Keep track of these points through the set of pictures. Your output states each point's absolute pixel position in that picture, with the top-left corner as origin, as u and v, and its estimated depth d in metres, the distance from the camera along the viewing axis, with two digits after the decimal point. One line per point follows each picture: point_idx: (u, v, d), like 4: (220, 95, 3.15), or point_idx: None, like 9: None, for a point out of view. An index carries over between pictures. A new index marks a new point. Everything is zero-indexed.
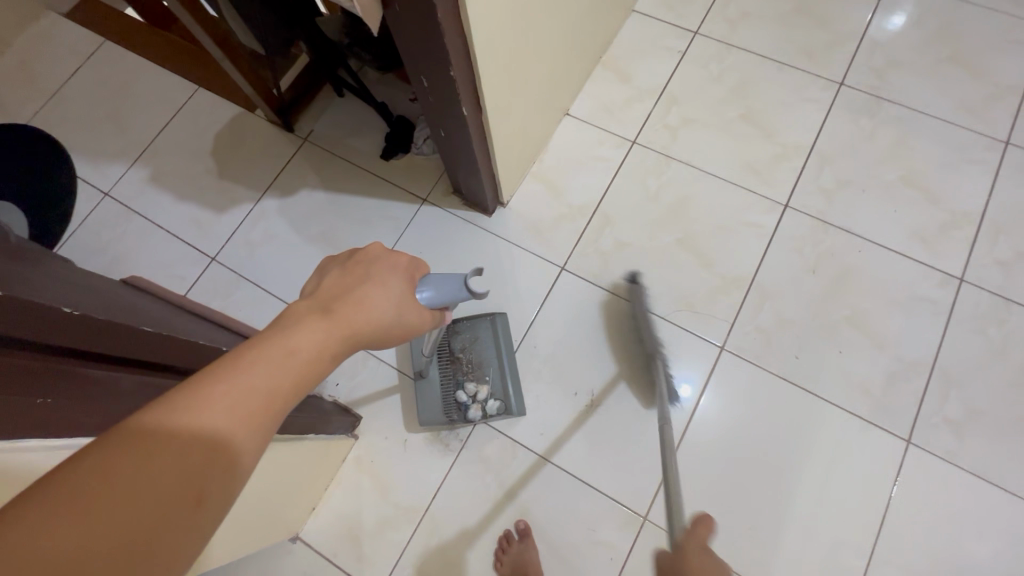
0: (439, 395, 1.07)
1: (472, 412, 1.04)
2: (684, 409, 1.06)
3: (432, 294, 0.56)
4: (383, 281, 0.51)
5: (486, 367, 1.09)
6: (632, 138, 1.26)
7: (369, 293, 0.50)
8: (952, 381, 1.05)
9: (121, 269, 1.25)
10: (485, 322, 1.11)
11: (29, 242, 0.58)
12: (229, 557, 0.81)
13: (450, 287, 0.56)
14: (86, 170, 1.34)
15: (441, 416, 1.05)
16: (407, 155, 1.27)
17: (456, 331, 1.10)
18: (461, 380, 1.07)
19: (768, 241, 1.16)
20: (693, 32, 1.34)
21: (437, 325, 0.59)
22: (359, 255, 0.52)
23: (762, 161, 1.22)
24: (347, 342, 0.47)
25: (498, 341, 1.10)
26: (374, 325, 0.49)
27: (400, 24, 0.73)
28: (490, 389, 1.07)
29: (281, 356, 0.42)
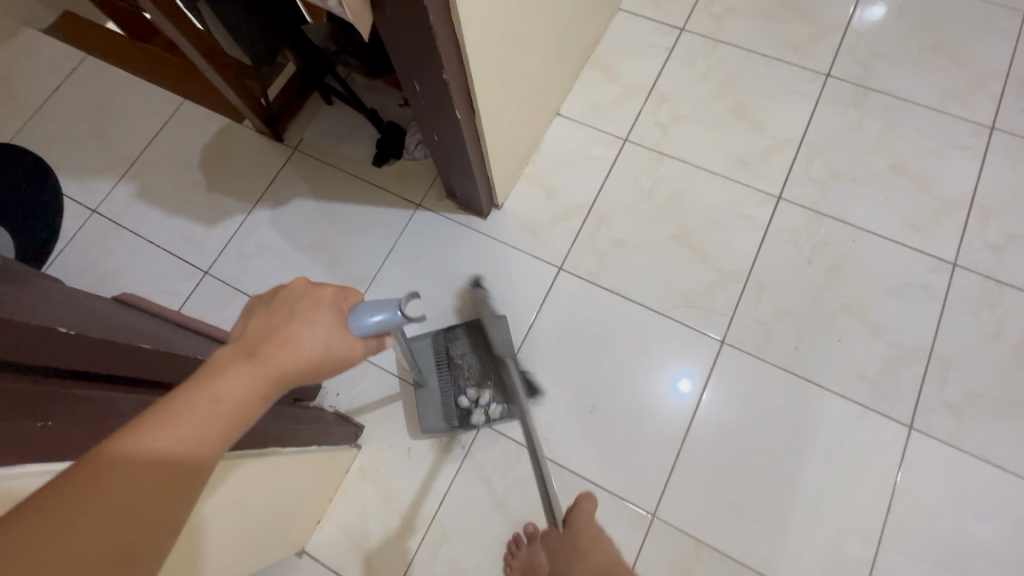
0: (440, 402, 1.06)
1: (474, 418, 1.03)
2: (687, 405, 1.07)
3: (369, 322, 0.53)
4: (311, 316, 0.50)
5: (487, 372, 1.07)
6: (623, 136, 1.26)
7: (298, 330, 0.49)
8: (950, 365, 1.06)
9: (111, 287, 1.22)
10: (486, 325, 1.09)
11: (17, 267, 0.59)
12: (241, 570, 0.81)
13: (386, 313, 0.53)
14: (72, 187, 1.32)
15: (442, 423, 1.05)
16: (399, 161, 1.27)
17: (455, 337, 1.09)
18: (461, 387, 1.06)
19: (762, 234, 1.17)
20: (679, 29, 1.35)
21: (373, 351, 0.56)
22: (282, 293, 0.51)
23: (753, 155, 1.23)
24: (276, 385, 0.47)
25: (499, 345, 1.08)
26: (306, 363, 0.49)
27: (390, 28, 0.73)
28: (492, 394, 1.04)
29: (208, 401, 0.43)
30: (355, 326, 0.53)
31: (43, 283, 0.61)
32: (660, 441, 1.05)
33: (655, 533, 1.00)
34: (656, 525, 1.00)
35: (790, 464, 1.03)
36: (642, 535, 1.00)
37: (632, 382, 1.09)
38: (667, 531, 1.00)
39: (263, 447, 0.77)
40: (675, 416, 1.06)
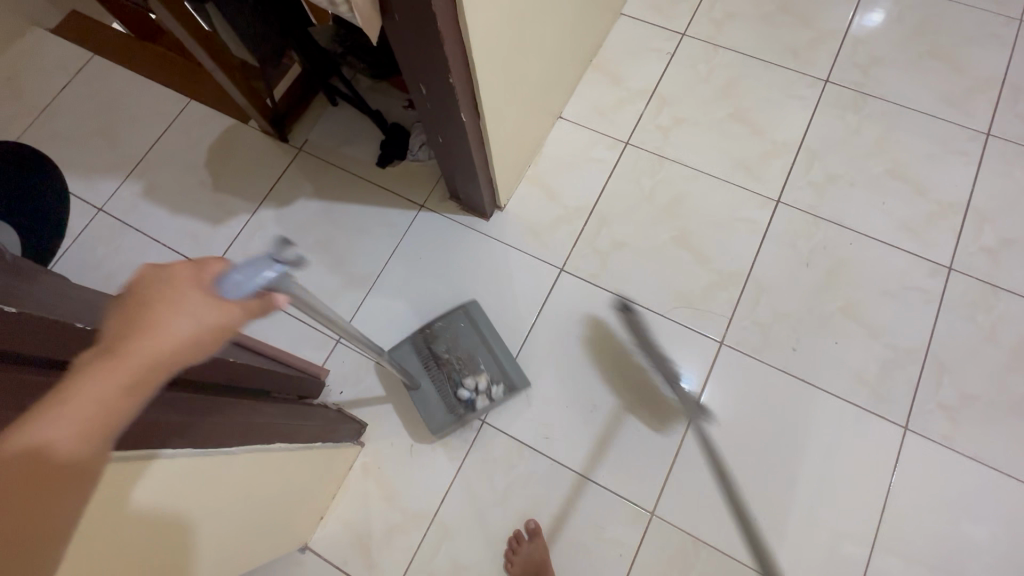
0: (439, 399, 1.08)
1: (478, 404, 1.08)
2: None
3: (244, 284, 0.48)
4: (169, 298, 0.44)
5: (476, 358, 1.12)
6: (625, 139, 1.28)
7: (159, 318, 0.42)
8: (946, 367, 1.08)
9: (118, 284, 1.24)
10: (460, 315, 1.15)
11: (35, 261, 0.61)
12: (243, 564, 0.82)
13: (258, 272, 0.50)
14: (79, 186, 1.33)
15: (448, 418, 1.07)
16: (403, 162, 1.28)
17: (434, 335, 1.13)
18: (457, 379, 1.10)
19: (762, 236, 1.18)
20: (681, 34, 1.37)
21: (263, 314, 0.51)
22: (129, 286, 0.44)
23: (753, 158, 1.25)
24: (143, 378, 0.40)
25: (481, 330, 1.14)
26: (179, 348, 0.43)
27: (398, 32, 0.74)
28: (489, 377, 1.10)
29: (57, 418, 0.36)
30: (223, 293, 0.47)
31: (54, 278, 0.62)
32: (659, 440, 1.06)
33: (653, 531, 1.02)
34: (655, 523, 1.02)
35: (787, 464, 1.04)
36: (640, 533, 1.01)
37: (631, 382, 1.10)
38: (666, 529, 1.01)
39: (268, 442, 0.79)
40: (674, 415, 1.08)
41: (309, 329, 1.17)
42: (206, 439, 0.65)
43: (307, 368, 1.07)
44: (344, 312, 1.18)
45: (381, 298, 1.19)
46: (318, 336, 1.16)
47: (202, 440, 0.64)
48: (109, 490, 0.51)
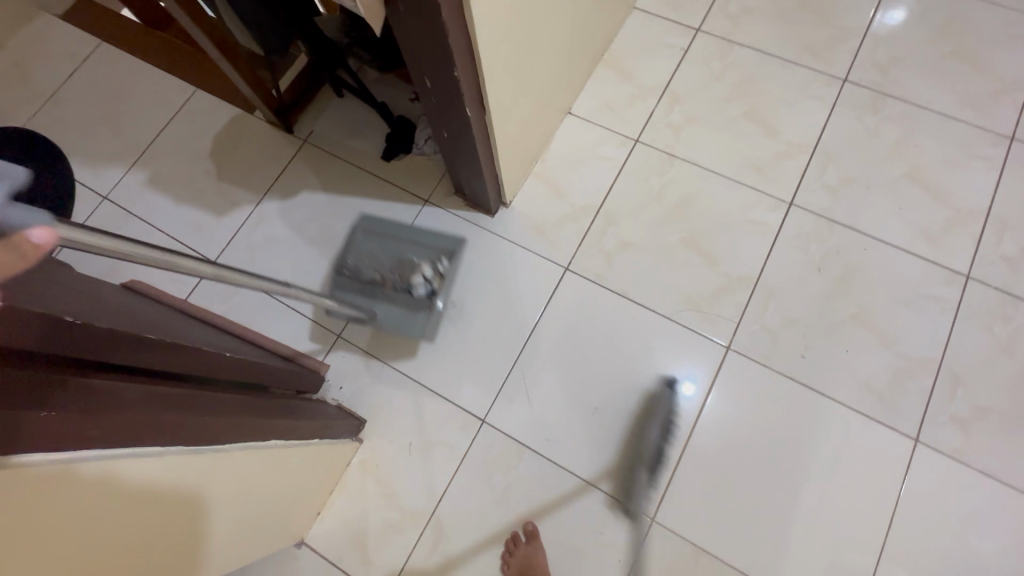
0: (403, 306, 1.11)
1: (434, 287, 1.12)
2: (691, 408, 1.06)
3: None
4: None
5: (405, 257, 1.14)
6: (634, 136, 1.25)
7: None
8: (960, 379, 1.05)
9: (120, 273, 1.23)
10: (362, 240, 1.18)
11: None
12: (239, 561, 0.82)
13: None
14: (84, 173, 1.33)
15: (422, 313, 1.11)
16: (408, 156, 1.27)
17: (356, 268, 1.14)
18: (404, 283, 1.11)
19: (773, 239, 1.15)
20: (695, 30, 1.33)
21: None
22: None
23: (765, 159, 1.21)
24: None
25: (388, 236, 1.18)
26: None
27: (403, 23, 0.72)
28: (429, 261, 1.14)
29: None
30: None
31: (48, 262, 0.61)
32: (661, 445, 1.04)
33: (653, 537, 1.00)
34: (654, 530, 1.00)
35: (674, 440, 1.04)
36: (639, 539, 1.00)
37: (632, 383, 1.08)
38: (666, 535, 1.00)
39: (264, 440, 0.78)
40: (678, 419, 1.06)
41: (309, 324, 1.16)
42: (198, 436, 0.64)
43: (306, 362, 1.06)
44: None
45: None
46: (319, 331, 1.15)
47: (192, 437, 0.63)
48: (96, 489, 0.50)
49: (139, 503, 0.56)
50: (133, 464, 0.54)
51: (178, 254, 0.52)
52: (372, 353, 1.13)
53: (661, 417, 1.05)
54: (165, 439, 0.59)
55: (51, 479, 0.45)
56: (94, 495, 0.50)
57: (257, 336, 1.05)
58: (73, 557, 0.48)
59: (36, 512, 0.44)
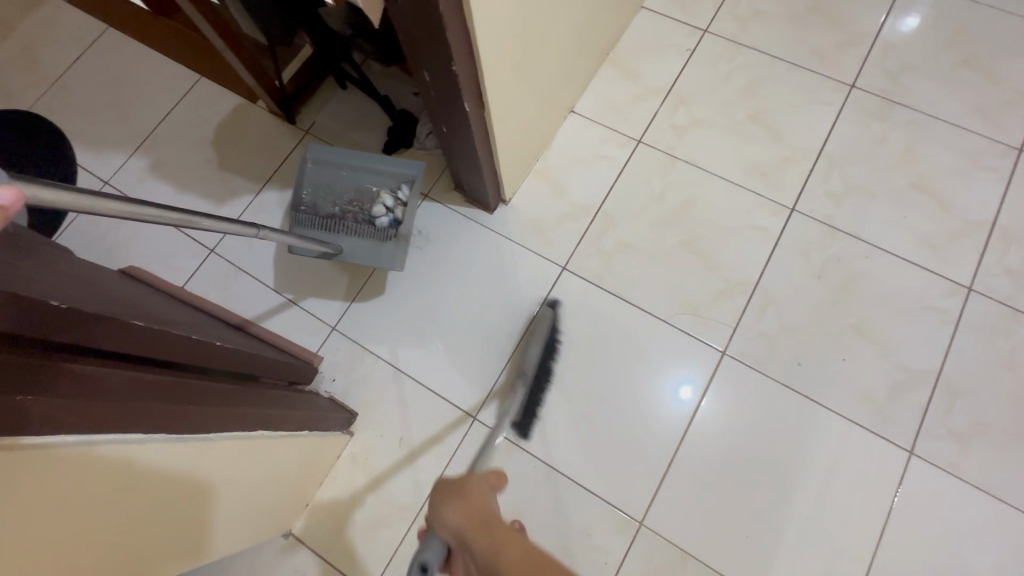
0: (368, 236, 1.09)
1: (397, 216, 1.12)
2: (685, 410, 1.05)
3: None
4: None
5: (364, 189, 1.15)
6: (637, 137, 1.24)
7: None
8: (958, 392, 1.03)
9: (119, 258, 1.24)
10: (314, 172, 1.14)
11: (35, 236, 0.61)
12: (225, 551, 0.81)
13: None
14: (87, 158, 1.33)
15: (388, 242, 1.09)
16: (409, 150, 1.26)
17: (314, 205, 1.13)
18: (366, 214, 1.12)
19: (774, 244, 1.14)
20: (702, 31, 1.32)
21: None
22: None
23: (769, 164, 1.20)
24: None
25: (341, 166, 1.14)
26: None
27: (402, 16, 0.71)
28: (389, 191, 1.13)
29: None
30: None
31: (37, 244, 0.60)
32: (654, 447, 1.04)
33: (641, 540, 0.99)
34: (642, 533, 1.00)
35: (614, 385, 1.08)
36: (627, 542, 0.99)
37: (625, 386, 1.08)
38: (653, 539, 0.99)
39: (255, 430, 0.78)
40: (672, 422, 1.05)
41: (305, 315, 1.16)
42: (185, 424, 0.64)
43: (299, 353, 1.06)
44: (341, 299, 1.16)
45: (378, 286, 1.17)
46: (314, 322, 1.15)
47: (180, 425, 0.63)
48: (95, 474, 0.51)
49: (129, 490, 0.56)
50: (122, 452, 0.54)
51: (138, 202, 0.54)
52: (366, 347, 1.13)
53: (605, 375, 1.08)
54: (153, 427, 0.59)
55: (54, 460, 0.46)
56: (83, 483, 0.49)
57: (250, 323, 1.06)
58: (65, 539, 0.48)
59: (22, 498, 0.43)
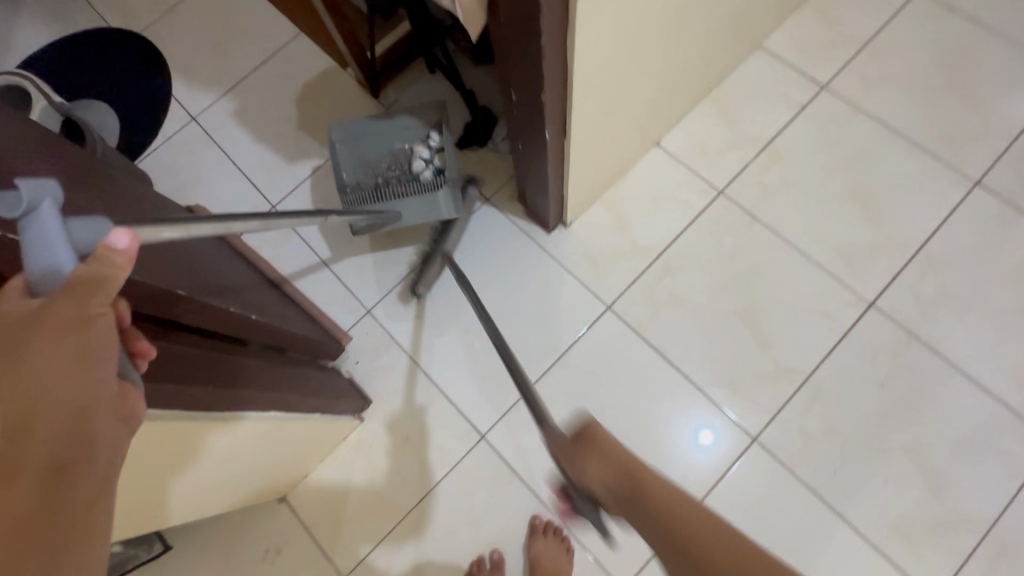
0: (418, 192, 1.06)
1: (438, 165, 1.06)
2: (706, 459, 1.01)
3: (43, 249, 0.36)
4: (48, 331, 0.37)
5: (396, 149, 1.08)
6: (719, 186, 1.16)
7: (28, 354, 0.36)
8: (1009, 551, 0.93)
9: (190, 195, 1.29)
10: (342, 152, 1.07)
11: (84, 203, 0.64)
12: (216, 506, 0.84)
13: (48, 227, 0.36)
14: (181, 90, 1.38)
15: (441, 188, 1.06)
16: (482, 149, 1.23)
17: (352, 183, 1.06)
18: (408, 173, 1.07)
19: (839, 337, 1.05)
20: (821, 86, 1.21)
21: (118, 264, 0.38)
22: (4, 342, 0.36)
23: (857, 248, 1.10)
24: (95, 385, 0.39)
25: (365, 134, 1.08)
26: (92, 358, 0.38)
27: (501, 33, 0.67)
28: (420, 140, 1.08)
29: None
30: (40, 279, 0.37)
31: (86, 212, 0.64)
32: None
33: None
34: None
35: (662, 418, 1.04)
36: None
37: (648, 427, 1.03)
38: None
39: (265, 410, 0.79)
40: (695, 470, 1.00)
41: (342, 291, 1.16)
42: (198, 402, 0.64)
43: (329, 329, 1.08)
44: (380, 285, 1.16)
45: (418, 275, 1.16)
46: (350, 300, 1.15)
47: (194, 400, 0.63)
48: None
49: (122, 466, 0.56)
50: None
51: (234, 217, 0.57)
52: (396, 337, 1.12)
53: (643, 407, 1.05)
54: (161, 403, 0.59)
55: None
56: None
57: (291, 287, 1.09)
58: None
59: None
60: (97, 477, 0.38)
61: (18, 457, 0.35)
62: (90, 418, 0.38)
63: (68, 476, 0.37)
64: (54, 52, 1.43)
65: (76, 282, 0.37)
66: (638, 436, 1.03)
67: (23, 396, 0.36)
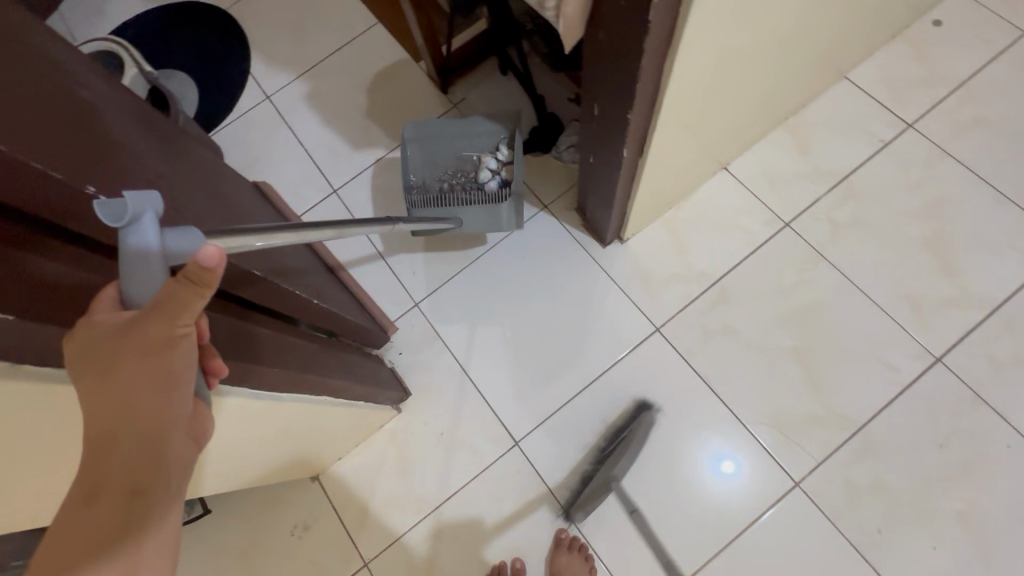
0: (482, 202, 1.04)
1: (503, 176, 1.09)
2: (724, 487, 0.99)
3: (142, 260, 0.36)
4: (131, 347, 0.36)
5: (463, 157, 1.14)
6: (785, 219, 1.12)
7: (115, 371, 0.36)
8: None
9: (257, 171, 1.32)
10: (413, 152, 1.13)
11: (164, 175, 0.65)
12: (256, 478, 0.86)
13: (148, 236, 0.36)
14: (258, 69, 1.42)
15: (505, 202, 1.03)
16: (545, 155, 1.22)
17: (420, 184, 1.12)
18: (473, 182, 1.10)
19: (898, 390, 1.00)
20: (907, 124, 1.15)
21: (202, 280, 0.35)
22: (94, 355, 0.37)
23: (928, 298, 1.04)
24: (169, 406, 0.38)
25: (438, 138, 1.13)
26: (170, 379, 0.37)
27: (598, 46, 0.66)
28: (489, 152, 1.12)
29: (76, 519, 0.35)
30: (131, 288, 0.37)
31: (178, 187, 0.67)
32: (701, 533, 0.97)
33: None
34: None
35: (698, 449, 1.01)
36: None
37: (683, 458, 1.01)
38: None
39: (316, 394, 0.81)
40: (720, 501, 0.98)
41: (393, 282, 1.17)
42: (258, 379, 0.66)
43: (378, 319, 1.10)
44: (431, 279, 1.17)
45: (467, 275, 1.16)
46: (400, 292, 1.17)
47: (255, 377, 0.65)
48: None
49: None
50: None
51: (310, 227, 0.59)
52: (440, 333, 1.13)
53: (682, 437, 1.02)
54: (234, 377, 0.62)
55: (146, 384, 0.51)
56: None
57: (345, 272, 1.11)
58: None
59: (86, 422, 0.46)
60: (167, 500, 0.37)
61: (101, 477, 0.36)
62: (165, 442, 0.37)
63: (143, 502, 0.36)
64: (146, 21, 1.49)
65: (163, 301, 0.35)
66: (674, 464, 1.01)
67: (108, 411, 0.36)
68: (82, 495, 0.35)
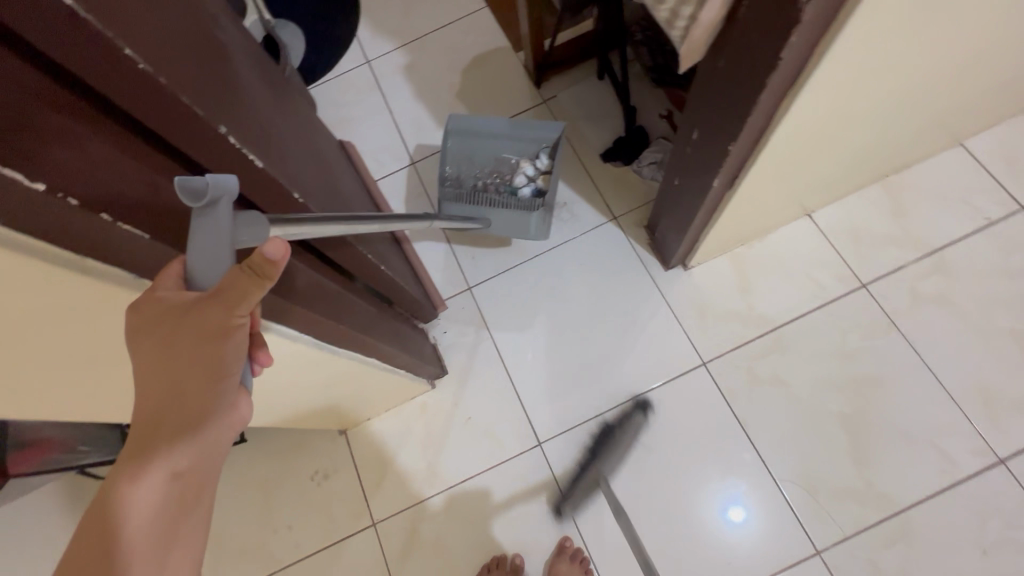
0: (513, 207, 1.05)
1: (538, 185, 1.11)
2: (739, 537, 0.96)
3: (212, 241, 0.37)
4: (187, 327, 0.36)
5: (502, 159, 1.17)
6: (863, 279, 1.07)
7: (170, 347, 0.36)
8: None
9: (345, 131, 1.37)
10: (454, 145, 1.16)
11: (269, 117, 0.67)
12: (292, 420, 0.91)
13: (222, 221, 0.37)
14: (364, 33, 1.47)
15: (534, 213, 1.05)
16: (625, 167, 1.21)
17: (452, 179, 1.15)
18: (508, 185, 1.13)
19: (948, 482, 0.94)
20: (1019, 207, 1.07)
21: (259, 272, 0.35)
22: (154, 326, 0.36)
23: (1004, 395, 0.98)
24: (213, 392, 0.37)
25: (480, 136, 1.15)
26: (217, 365, 0.37)
27: (715, 71, 0.65)
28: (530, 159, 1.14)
29: (124, 483, 0.35)
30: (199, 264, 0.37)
31: (281, 133, 0.69)
32: None
33: None
34: None
35: (721, 493, 0.99)
36: None
37: (703, 499, 0.99)
38: None
39: (366, 355, 0.84)
40: (732, 552, 0.96)
41: (450, 261, 1.19)
42: (320, 331, 0.70)
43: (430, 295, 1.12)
44: (487, 267, 1.18)
45: (524, 269, 1.17)
46: (455, 272, 1.19)
47: (318, 328, 0.69)
48: None
49: None
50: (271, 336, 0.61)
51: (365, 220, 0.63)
52: (486, 322, 1.15)
53: (707, 476, 1.00)
54: (296, 321, 0.64)
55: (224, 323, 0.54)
56: None
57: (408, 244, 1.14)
58: None
59: None
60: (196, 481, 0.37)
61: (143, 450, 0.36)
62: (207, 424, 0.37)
63: (189, 474, 0.37)
64: None
65: (225, 289, 0.35)
66: (693, 502, 0.99)
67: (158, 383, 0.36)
68: (130, 463, 0.36)
